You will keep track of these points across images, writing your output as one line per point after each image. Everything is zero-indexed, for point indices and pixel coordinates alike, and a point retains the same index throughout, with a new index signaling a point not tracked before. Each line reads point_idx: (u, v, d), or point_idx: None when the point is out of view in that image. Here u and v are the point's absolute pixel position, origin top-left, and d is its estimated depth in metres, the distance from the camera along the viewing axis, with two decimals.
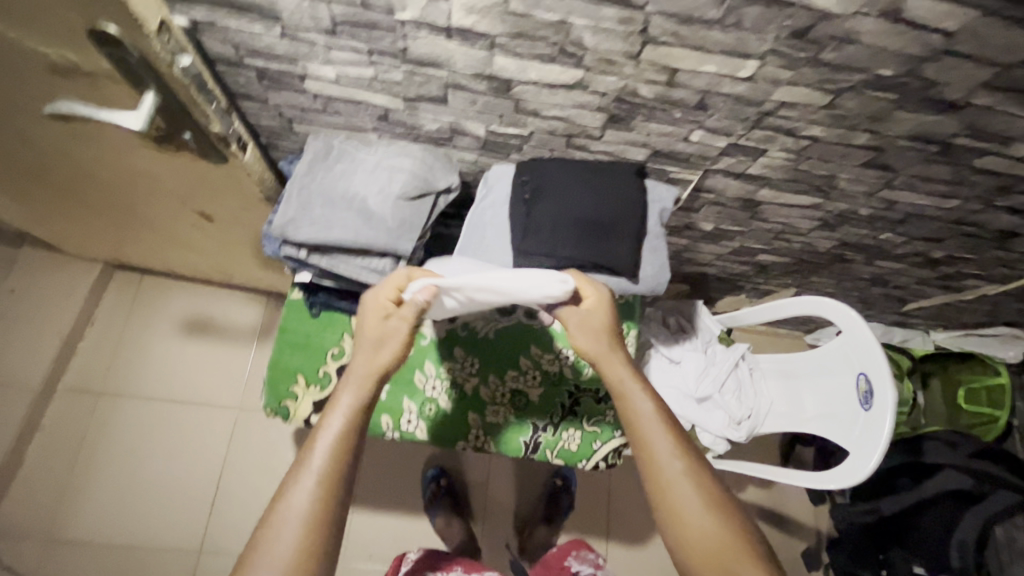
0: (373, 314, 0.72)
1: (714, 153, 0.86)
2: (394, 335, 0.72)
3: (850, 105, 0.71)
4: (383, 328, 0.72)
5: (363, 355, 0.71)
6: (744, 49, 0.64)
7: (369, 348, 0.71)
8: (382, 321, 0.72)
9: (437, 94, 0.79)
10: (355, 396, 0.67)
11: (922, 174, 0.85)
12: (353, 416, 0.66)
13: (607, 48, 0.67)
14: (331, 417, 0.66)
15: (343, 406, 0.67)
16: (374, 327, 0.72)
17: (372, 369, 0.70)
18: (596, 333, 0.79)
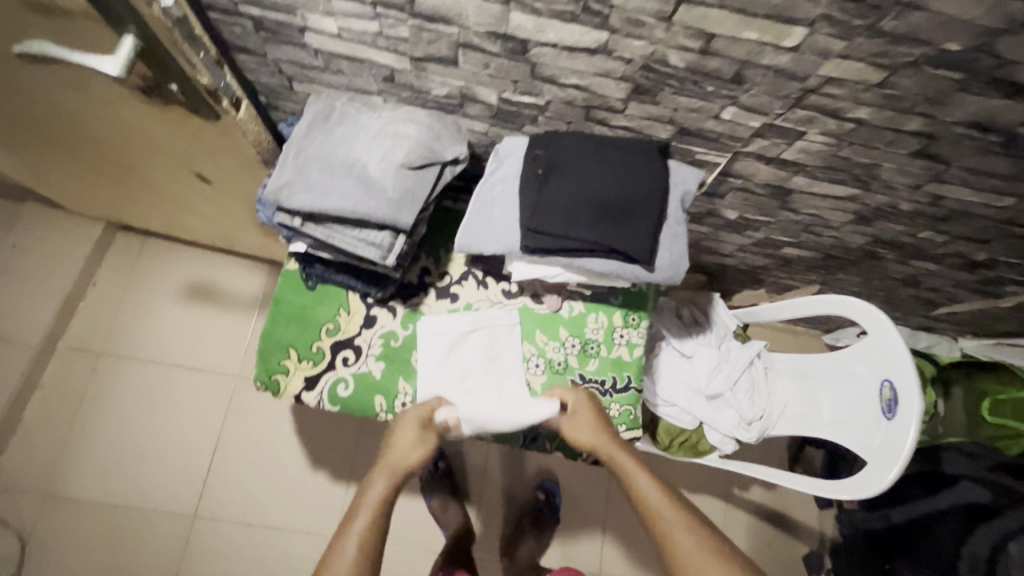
0: (409, 422, 0.86)
1: (747, 133, 0.78)
2: (426, 442, 0.85)
3: (906, 84, 0.64)
4: (418, 436, 0.85)
5: (398, 453, 0.84)
6: (792, 13, 0.57)
7: (403, 448, 0.84)
8: (419, 430, 0.86)
9: (447, 55, 0.73)
10: (385, 487, 0.81)
11: (977, 167, 0.76)
12: (382, 502, 0.80)
13: (636, 6, 0.60)
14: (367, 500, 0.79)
15: (377, 492, 0.80)
16: (410, 431, 0.85)
17: (402, 466, 0.83)
18: (587, 425, 0.90)
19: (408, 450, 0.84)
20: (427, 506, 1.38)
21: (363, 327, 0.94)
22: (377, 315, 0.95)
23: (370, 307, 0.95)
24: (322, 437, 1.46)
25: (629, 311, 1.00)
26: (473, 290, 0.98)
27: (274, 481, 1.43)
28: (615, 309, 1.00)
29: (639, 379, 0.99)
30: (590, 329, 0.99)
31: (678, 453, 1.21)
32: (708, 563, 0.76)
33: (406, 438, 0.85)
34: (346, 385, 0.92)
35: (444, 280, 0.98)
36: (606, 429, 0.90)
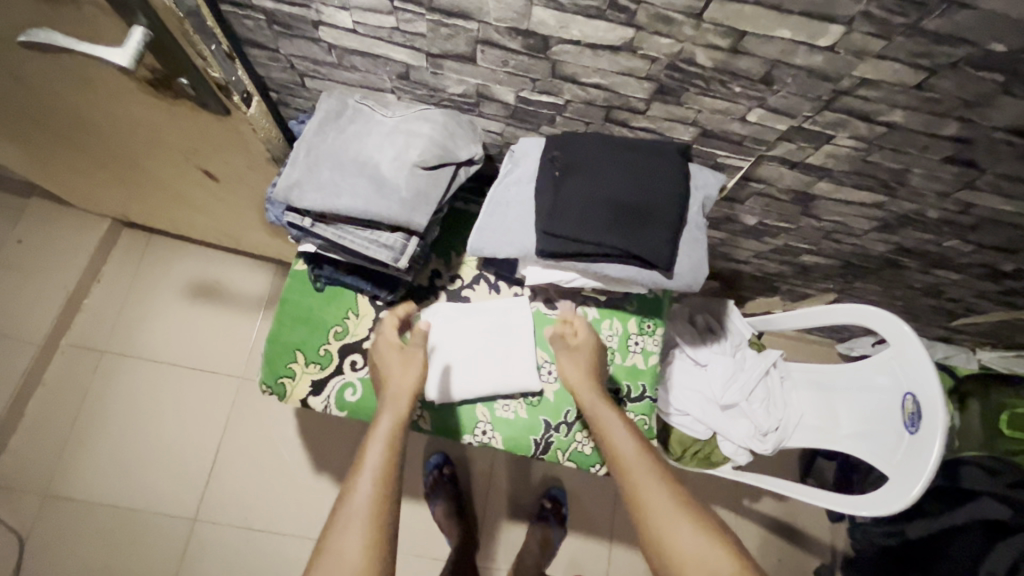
0: (396, 353, 0.83)
1: (773, 136, 0.76)
2: (415, 361, 0.82)
3: (945, 86, 0.61)
4: (404, 357, 0.83)
5: (394, 382, 0.80)
6: (830, 10, 0.54)
7: (397, 374, 0.81)
8: (406, 353, 0.83)
9: (465, 51, 0.70)
10: (393, 414, 0.76)
11: (1012, 174, 0.74)
12: (394, 430, 0.75)
13: (665, 2, 0.57)
14: (376, 433, 0.74)
15: (385, 424, 0.75)
16: (397, 356, 0.83)
17: (402, 391, 0.79)
18: (581, 364, 0.87)
19: (400, 372, 0.81)
20: (431, 513, 1.35)
21: (373, 330, 0.91)
22: None
23: (379, 310, 0.92)
24: (326, 441, 1.43)
25: (643, 318, 0.98)
26: (485, 294, 0.96)
27: (276, 483, 1.40)
28: (630, 316, 0.97)
29: (653, 389, 0.96)
30: (604, 336, 0.96)
31: (691, 464, 1.17)
32: (678, 514, 0.70)
33: (395, 363, 0.82)
34: (354, 389, 0.89)
35: (456, 283, 0.95)
36: (597, 378, 0.87)
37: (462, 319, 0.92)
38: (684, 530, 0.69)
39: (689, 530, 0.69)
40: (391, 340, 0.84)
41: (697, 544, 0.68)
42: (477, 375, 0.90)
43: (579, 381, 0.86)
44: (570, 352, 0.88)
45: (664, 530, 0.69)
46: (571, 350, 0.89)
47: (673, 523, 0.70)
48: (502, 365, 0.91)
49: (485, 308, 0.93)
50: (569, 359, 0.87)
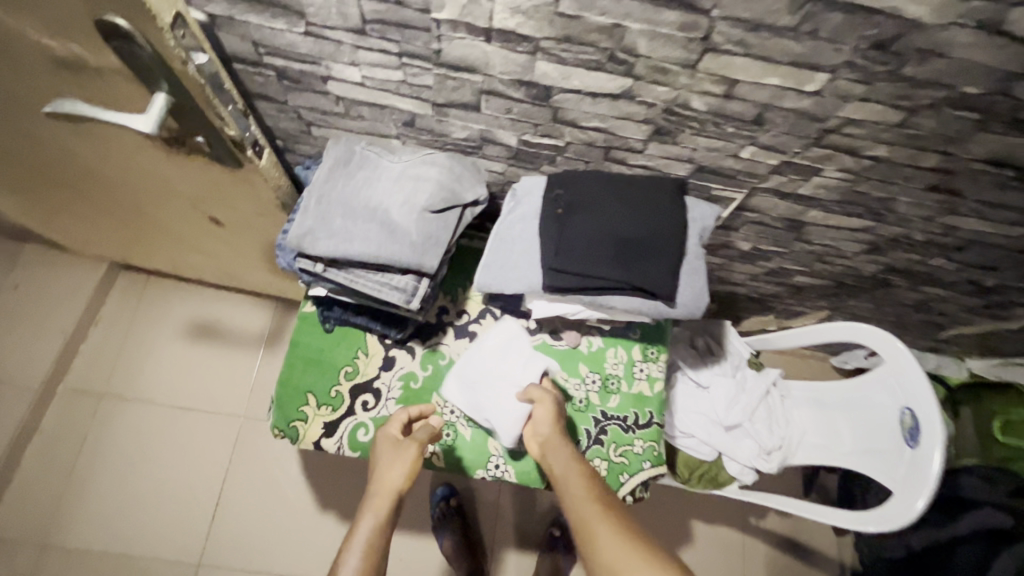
0: (384, 448, 0.83)
1: (765, 170, 0.79)
2: (404, 456, 0.81)
3: (926, 124, 0.65)
4: (394, 453, 0.82)
5: (379, 482, 0.79)
6: (816, 60, 0.58)
7: (384, 471, 0.80)
8: (395, 448, 0.82)
9: (470, 101, 0.73)
10: (373, 521, 0.75)
11: (990, 201, 0.78)
12: (372, 538, 0.73)
13: (662, 55, 0.61)
14: (352, 544, 0.72)
15: (363, 534, 0.73)
16: (386, 453, 0.82)
17: (386, 492, 0.78)
18: (550, 414, 0.86)
19: (387, 469, 0.80)
20: (438, 547, 1.35)
21: (382, 369, 0.92)
22: (395, 356, 0.93)
23: (388, 348, 0.93)
24: (331, 478, 1.42)
25: (648, 345, 1.00)
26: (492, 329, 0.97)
27: (281, 524, 1.38)
28: (634, 343, 1.00)
29: (661, 415, 0.98)
30: (610, 365, 0.98)
31: (699, 486, 1.18)
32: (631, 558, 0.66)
33: (384, 460, 0.81)
34: (366, 430, 0.90)
35: (463, 319, 0.97)
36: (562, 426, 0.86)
37: (471, 360, 0.92)
38: (629, 562, 0.66)
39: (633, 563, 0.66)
40: (388, 435, 0.84)
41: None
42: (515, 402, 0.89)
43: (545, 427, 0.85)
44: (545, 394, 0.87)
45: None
46: (548, 396, 0.87)
47: (615, 552, 0.68)
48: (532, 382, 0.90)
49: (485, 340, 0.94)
50: (545, 402, 0.86)
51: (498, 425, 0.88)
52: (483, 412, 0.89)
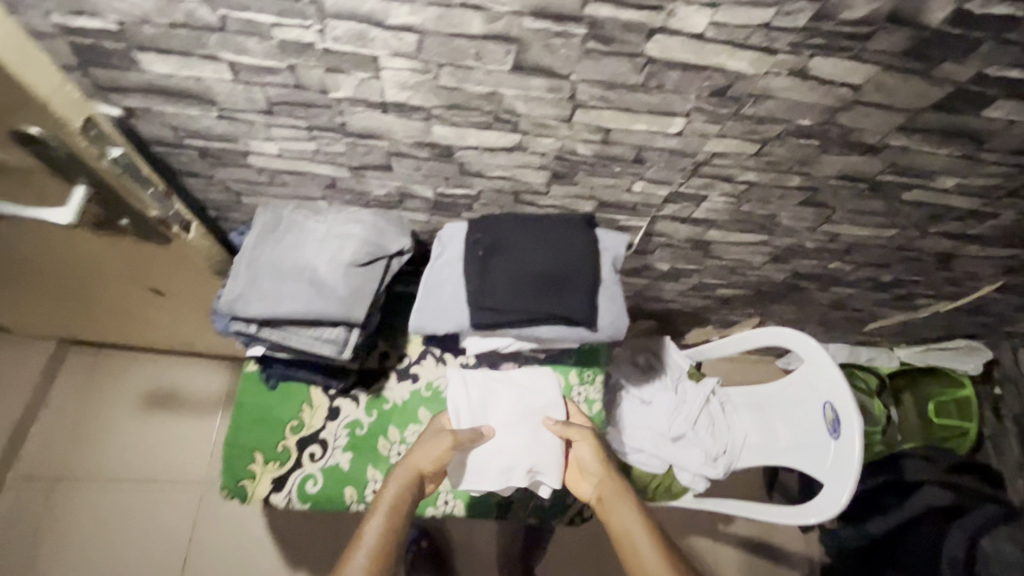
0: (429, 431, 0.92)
1: (659, 200, 0.88)
2: (435, 442, 0.88)
3: (779, 152, 0.74)
4: (429, 437, 0.90)
5: (410, 460, 0.88)
6: (670, 108, 0.67)
7: (419, 451, 0.88)
8: (435, 434, 0.90)
9: (382, 162, 0.80)
10: (399, 488, 0.84)
11: (857, 209, 0.88)
12: (395, 506, 0.82)
13: (540, 113, 0.69)
14: (379, 505, 0.82)
15: (387, 498, 0.83)
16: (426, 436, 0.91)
17: (414, 465, 0.87)
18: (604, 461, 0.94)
19: (420, 449, 0.88)
20: None
21: (328, 420, 0.95)
22: (340, 406, 0.96)
23: (332, 399, 0.97)
24: (299, 535, 1.41)
25: (583, 368, 1.06)
26: (433, 368, 1.01)
27: None
28: (570, 368, 1.05)
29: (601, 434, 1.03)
30: None
31: (659, 499, 1.24)
32: None
33: (421, 441, 0.89)
34: (315, 480, 0.92)
35: (403, 362, 1.01)
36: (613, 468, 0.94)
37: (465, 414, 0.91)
38: None
39: None
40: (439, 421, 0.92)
41: None
42: (531, 432, 0.93)
43: (597, 471, 0.94)
44: (585, 436, 0.95)
45: None
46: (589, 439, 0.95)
47: None
48: (527, 407, 0.95)
49: (458, 397, 0.92)
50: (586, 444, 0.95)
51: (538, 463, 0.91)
52: (518, 460, 0.90)
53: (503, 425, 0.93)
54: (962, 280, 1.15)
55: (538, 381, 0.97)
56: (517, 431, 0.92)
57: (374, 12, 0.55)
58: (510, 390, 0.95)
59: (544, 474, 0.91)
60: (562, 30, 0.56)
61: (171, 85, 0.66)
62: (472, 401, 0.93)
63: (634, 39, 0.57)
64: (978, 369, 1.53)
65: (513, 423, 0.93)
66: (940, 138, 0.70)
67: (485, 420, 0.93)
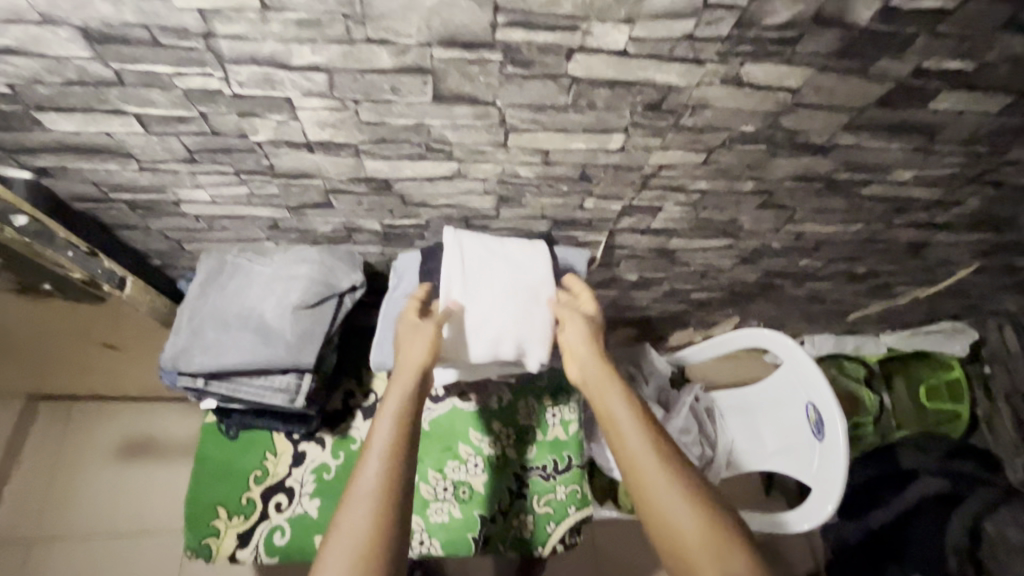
0: (402, 325, 0.78)
1: (614, 214, 0.85)
2: (422, 334, 0.75)
3: (727, 159, 0.71)
4: (413, 331, 0.77)
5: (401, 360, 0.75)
6: (606, 125, 0.64)
7: (405, 349, 0.75)
8: (415, 328, 0.77)
9: (320, 200, 0.77)
10: (399, 394, 0.72)
11: (818, 207, 0.86)
12: (401, 411, 0.71)
13: (472, 140, 0.66)
14: (383, 413, 0.70)
15: (392, 405, 0.71)
16: (405, 336, 0.77)
17: (406, 367, 0.74)
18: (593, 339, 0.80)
19: (406, 347, 0.75)
20: None
21: (293, 466, 0.92)
22: (305, 450, 0.93)
23: (297, 444, 0.93)
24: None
25: (557, 389, 1.03)
26: None
27: None
28: (543, 390, 1.02)
29: (580, 456, 0.99)
30: (523, 416, 1.00)
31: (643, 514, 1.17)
32: (692, 517, 0.63)
33: (405, 337, 0.76)
34: (283, 531, 0.88)
35: (370, 399, 0.97)
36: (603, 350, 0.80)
37: (454, 276, 0.79)
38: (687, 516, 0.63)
39: (690, 519, 0.63)
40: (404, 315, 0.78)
41: (692, 533, 0.62)
42: (523, 301, 0.81)
43: (583, 352, 0.80)
44: (575, 313, 0.81)
45: (671, 526, 0.63)
46: (579, 313, 0.81)
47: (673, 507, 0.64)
48: (522, 277, 0.82)
49: (449, 259, 0.80)
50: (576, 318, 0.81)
51: (528, 335, 0.80)
52: (509, 327, 0.79)
53: (496, 290, 0.80)
54: (937, 265, 1.13)
55: (534, 257, 0.84)
56: (510, 299, 0.80)
57: (275, 55, 0.52)
58: (508, 257, 0.82)
59: (533, 352, 0.81)
60: (477, 57, 0.53)
61: (82, 142, 0.63)
62: (463, 264, 0.80)
63: (553, 60, 0.54)
64: (965, 350, 1.50)
65: (505, 290, 0.80)
66: (889, 132, 0.68)
67: (473, 282, 0.80)
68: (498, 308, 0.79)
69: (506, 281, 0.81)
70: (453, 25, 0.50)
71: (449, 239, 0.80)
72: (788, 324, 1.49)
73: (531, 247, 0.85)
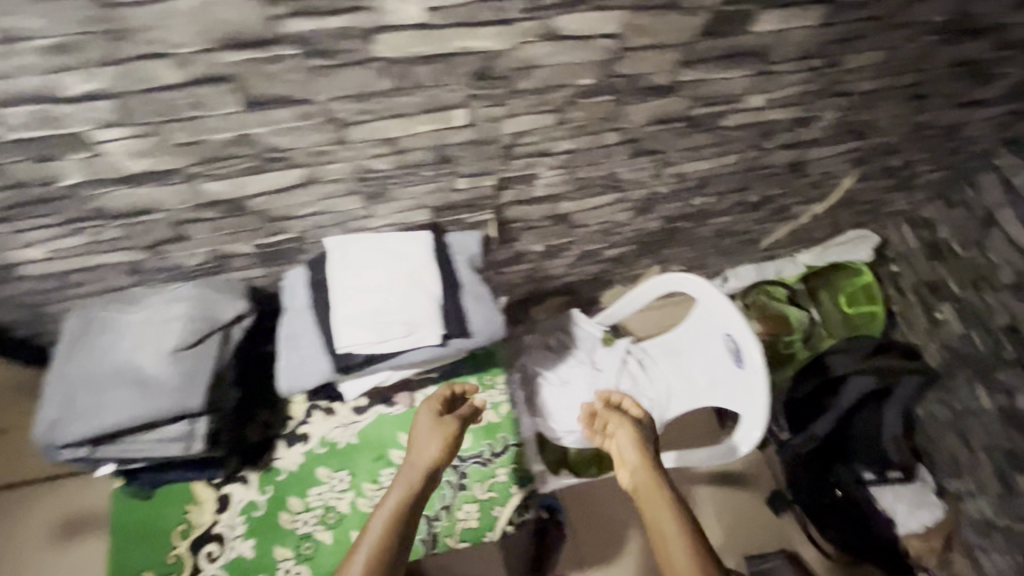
0: (422, 417, 0.87)
1: (491, 191, 0.83)
2: (438, 435, 0.85)
3: (580, 115, 0.71)
4: (433, 427, 0.86)
5: (414, 455, 0.83)
6: (442, 103, 0.62)
7: (419, 443, 0.84)
8: (433, 425, 0.86)
9: (174, 234, 0.72)
10: (404, 489, 0.79)
11: (689, 146, 0.86)
12: (400, 508, 0.77)
13: (308, 142, 0.62)
14: (381, 508, 0.77)
15: (392, 499, 0.78)
16: (424, 430, 0.86)
17: (420, 465, 0.82)
18: (641, 446, 0.90)
19: (422, 442, 0.84)
20: None
21: (218, 511, 0.88)
22: (229, 493, 0.89)
23: (220, 487, 0.89)
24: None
25: (483, 375, 1.02)
26: (323, 423, 0.95)
27: None
28: (469, 378, 1.02)
29: (515, 435, 0.99)
30: None
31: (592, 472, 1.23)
32: None
33: (421, 429, 0.86)
34: None
35: (290, 426, 0.94)
36: (650, 458, 0.88)
37: (339, 281, 0.82)
38: None
39: None
40: (427, 410, 0.88)
41: None
42: (407, 290, 0.82)
43: (633, 458, 0.88)
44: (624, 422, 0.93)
45: None
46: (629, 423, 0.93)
47: None
48: (404, 267, 0.84)
49: (335, 270, 0.83)
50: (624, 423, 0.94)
51: (417, 318, 0.81)
52: (397, 314, 0.81)
53: (380, 284, 0.82)
54: (823, 180, 1.17)
55: (415, 245, 0.86)
56: (394, 289, 0.82)
57: (44, 89, 0.48)
58: (392, 252, 0.84)
59: (425, 332, 0.81)
60: (270, 56, 0.50)
61: None
62: (349, 267, 0.83)
63: (355, 46, 0.52)
64: (868, 256, 1.54)
65: (388, 282, 0.82)
66: (726, 61, 0.68)
67: (358, 282, 0.82)
68: (385, 300, 0.81)
69: (389, 274, 0.83)
70: (229, 26, 0.47)
71: (333, 247, 0.84)
72: (709, 263, 1.53)
73: (415, 236, 0.86)
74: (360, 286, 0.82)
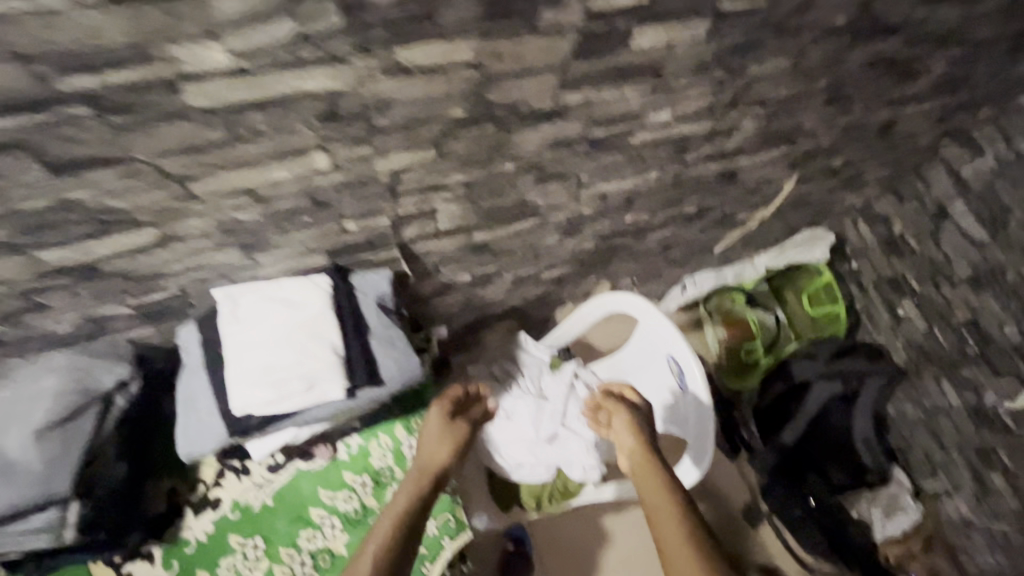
0: (431, 423, 0.94)
1: (388, 229, 0.77)
2: (446, 440, 0.92)
3: (462, 146, 0.65)
4: (442, 430, 0.93)
5: (424, 456, 0.90)
6: (292, 148, 0.56)
7: (429, 445, 0.91)
8: (441, 428, 0.93)
9: (28, 303, 0.66)
10: (411, 489, 0.85)
11: (600, 167, 0.81)
12: (409, 507, 0.83)
13: (148, 201, 0.56)
14: (390, 508, 0.83)
15: (400, 499, 0.84)
16: (434, 433, 0.93)
17: (428, 465, 0.89)
18: (637, 429, 0.92)
19: (431, 445, 0.91)
20: None
21: None
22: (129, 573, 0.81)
23: (120, 566, 0.81)
24: None
25: (409, 418, 0.96)
26: (235, 484, 0.87)
27: None
28: (395, 423, 0.94)
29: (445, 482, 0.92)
30: (377, 458, 0.92)
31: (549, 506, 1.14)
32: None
33: (430, 433, 0.92)
34: None
35: (199, 491, 0.86)
36: (648, 441, 0.91)
37: (229, 336, 0.75)
38: None
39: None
40: (436, 415, 0.94)
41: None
42: (303, 341, 0.75)
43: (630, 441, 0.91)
44: (621, 405, 0.97)
45: None
46: (625, 407, 0.96)
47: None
48: (300, 316, 0.76)
49: (225, 324, 0.76)
50: (620, 409, 0.96)
51: (316, 370, 0.74)
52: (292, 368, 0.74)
53: (274, 337, 0.75)
54: (761, 185, 1.12)
55: (311, 291, 0.78)
56: (289, 340, 0.75)
57: None
58: (287, 300, 0.77)
59: (325, 385, 0.75)
60: (59, 117, 0.45)
61: None
62: (239, 320, 0.76)
63: (162, 98, 0.46)
64: (825, 255, 1.42)
65: (282, 333, 0.75)
66: (611, 78, 0.63)
67: (249, 335, 0.75)
68: (280, 352, 0.74)
69: (284, 324, 0.76)
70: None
71: (220, 297, 0.76)
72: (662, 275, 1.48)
73: (312, 280, 0.80)
74: (252, 339, 0.75)
